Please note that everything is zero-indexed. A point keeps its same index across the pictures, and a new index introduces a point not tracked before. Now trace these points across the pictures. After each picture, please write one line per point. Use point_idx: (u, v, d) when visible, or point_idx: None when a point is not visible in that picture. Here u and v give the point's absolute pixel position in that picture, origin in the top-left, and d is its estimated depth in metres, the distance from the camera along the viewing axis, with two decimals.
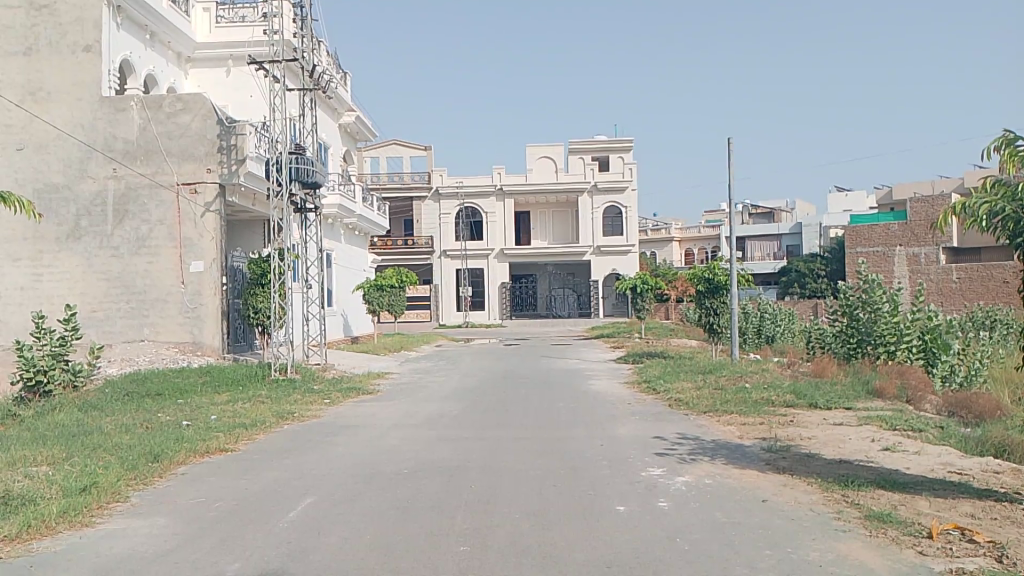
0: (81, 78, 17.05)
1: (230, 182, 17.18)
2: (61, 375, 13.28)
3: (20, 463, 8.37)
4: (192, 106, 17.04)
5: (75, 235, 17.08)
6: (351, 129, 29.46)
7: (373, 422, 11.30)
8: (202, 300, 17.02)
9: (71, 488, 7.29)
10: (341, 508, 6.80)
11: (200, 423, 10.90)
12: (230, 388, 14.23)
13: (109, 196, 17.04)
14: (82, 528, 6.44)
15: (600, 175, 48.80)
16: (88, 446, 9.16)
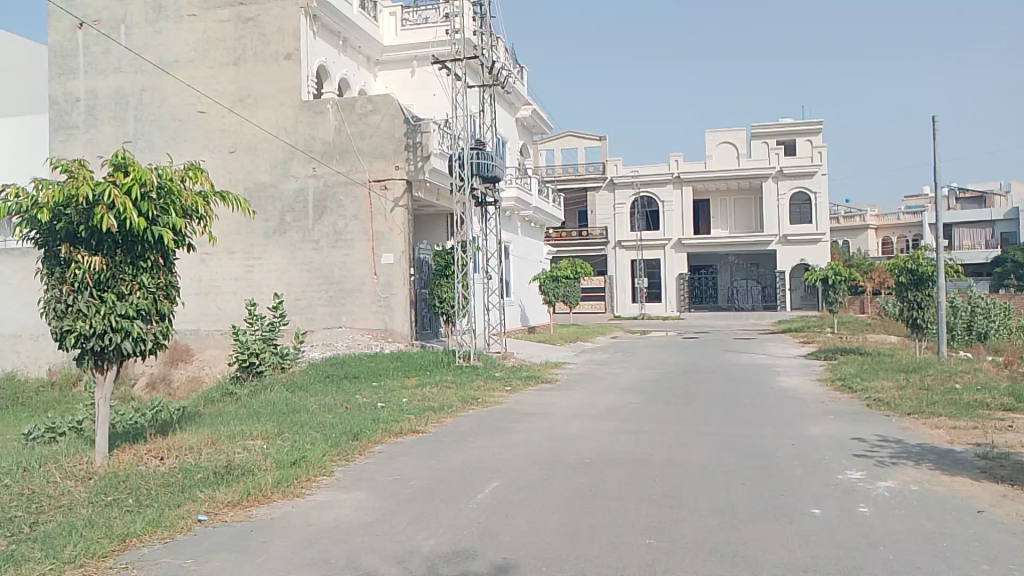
0: (284, 85, 18.49)
1: (416, 178, 18.02)
2: (270, 357, 14.52)
3: (240, 436, 9.27)
4: (380, 106, 18.03)
5: (281, 230, 18.60)
6: (528, 123, 29.94)
7: (553, 411, 11.47)
8: (393, 289, 17.93)
9: (284, 461, 7.98)
10: (526, 493, 6.97)
11: (392, 405, 11.57)
12: (419, 372, 15.01)
13: (309, 194, 18.41)
14: (294, 498, 7.02)
15: (785, 160, 46.43)
16: (297, 423, 9.99)
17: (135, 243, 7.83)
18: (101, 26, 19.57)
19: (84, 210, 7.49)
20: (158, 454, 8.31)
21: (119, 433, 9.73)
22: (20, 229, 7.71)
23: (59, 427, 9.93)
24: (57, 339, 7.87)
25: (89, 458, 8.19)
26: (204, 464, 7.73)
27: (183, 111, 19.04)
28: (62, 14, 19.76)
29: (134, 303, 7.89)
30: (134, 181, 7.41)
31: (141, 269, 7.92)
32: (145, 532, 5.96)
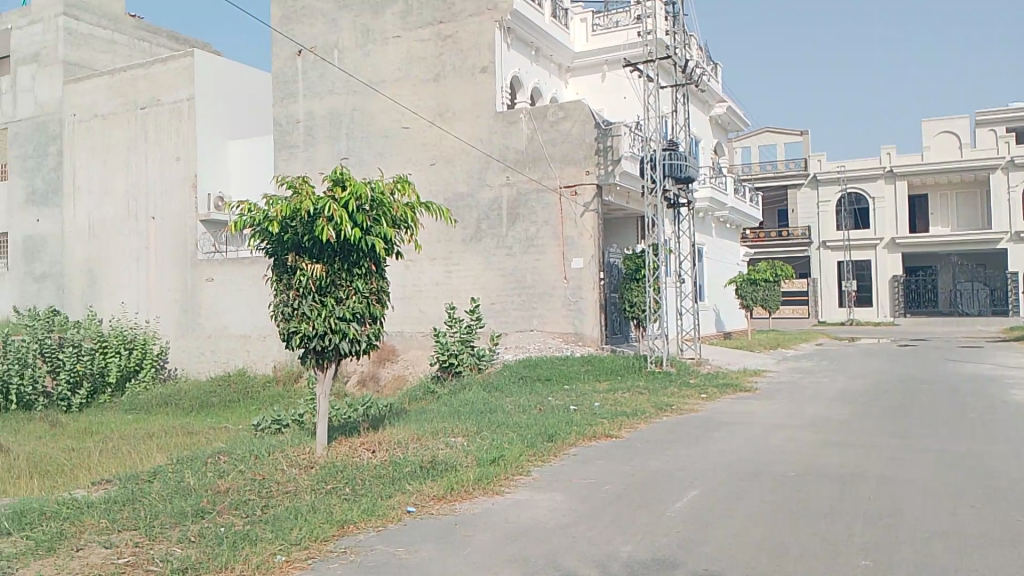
0: (480, 98, 19.21)
1: (607, 182, 18.03)
2: (468, 358, 15.16)
3: (442, 432, 9.75)
4: (572, 113, 18.22)
5: (477, 237, 19.31)
6: (722, 121, 29.00)
7: (751, 420, 11.02)
8: (584, 293, 18.02)
9: (483, 458, 8.29)
10: (725, 504, 6.75)
11: (585, 409, 11.66)
12: (611, 376, 15.02)
13: (504, 201, 18.96)
14: (493, 495, 7.27)
15: (1018, 149, 41.60)
16: (494, 422, 10.33)
17: (351, 252, 8.46)
18: (317, 52, 21.29)
19: (307, 222, 8.21)
20: (370, 447, 8.91)
21: (336, 426, 10.53)
22: (254, 241, 8.57)
23: (284, 419, 10.91)
24: (285, 339, 8.66)
25: (311, 448, 8.94)
26: (411, 458, 8.19)
27: (388, 126, 20.30)
28: (285, 43, 21.75)
29: (350, 307, 8.53)
30: (351, 195, 8.03)
31: (357, 276, 8.55)
32: (360, 520, 6.40)
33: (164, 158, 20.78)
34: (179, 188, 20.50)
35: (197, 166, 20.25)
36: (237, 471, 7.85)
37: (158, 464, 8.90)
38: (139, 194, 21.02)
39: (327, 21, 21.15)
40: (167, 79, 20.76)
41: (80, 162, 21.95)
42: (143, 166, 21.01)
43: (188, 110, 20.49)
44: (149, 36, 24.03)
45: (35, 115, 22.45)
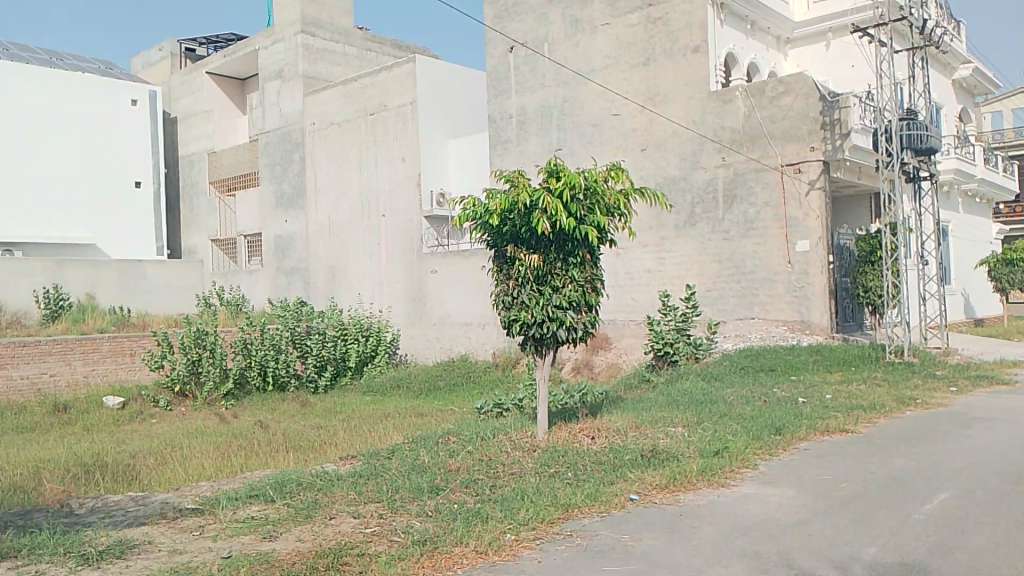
0: (692, 78, 18.60)
1: (835, 158, 16.67)
2: (684, 347, 14.89)
3: (662, 422, 9.57)
4: (793, 86, 17.06)
5: (691, 222, 18.67)
6: (969, 84, 25.95)
7: (1015, 418, 9.75)
8: (810, 279, 16.83)
9: (706, 450, 8.03)
10: (987, 508, 6.02)
11: (815, 401, 10.93)
12: (842, 367, 14.01)
13: (720, 183, 18.16)
14: (719, 487, 7.03)
15: None
16: (716, 414, 9.99)
17: (566, 241, 8.54)
18: (528, 46, 21.69)
19: (524, 214, 8.39)
20: (590, 434, 8.96)
21: (555, 412, 10.72)
22: (475, 234, 8.89)
23: (504, 403, 11.28)
24: (505, 327, 8.93)
25: (532, 432, 9.16)
26: (632, 446, 8.13)
27: (599, 114, 20.21)
28: (499, 41, 22.40)
29: (566, 295, 8.61)
30: (565, 185, 8.10)
31: (572, 264, 8.60)
32: (585, 504, 6.46)
33: (392, 158, 22.09)
34: (406, 186, 21.73)
35: (420, 165, 21.46)
36: (466, 452, 8.22)
37: (395, 443, 9.53)
38: (371, 194, 22.52)
39: (538, 15, 21.45)
40: (396, 83, 21.94)
41: (320, 165, 23.79)
42: (374, 167, 22.46)
43: (412, 114, 21.64)
44: (374, 46, 26.05)
45: (282, 126, 24.82)
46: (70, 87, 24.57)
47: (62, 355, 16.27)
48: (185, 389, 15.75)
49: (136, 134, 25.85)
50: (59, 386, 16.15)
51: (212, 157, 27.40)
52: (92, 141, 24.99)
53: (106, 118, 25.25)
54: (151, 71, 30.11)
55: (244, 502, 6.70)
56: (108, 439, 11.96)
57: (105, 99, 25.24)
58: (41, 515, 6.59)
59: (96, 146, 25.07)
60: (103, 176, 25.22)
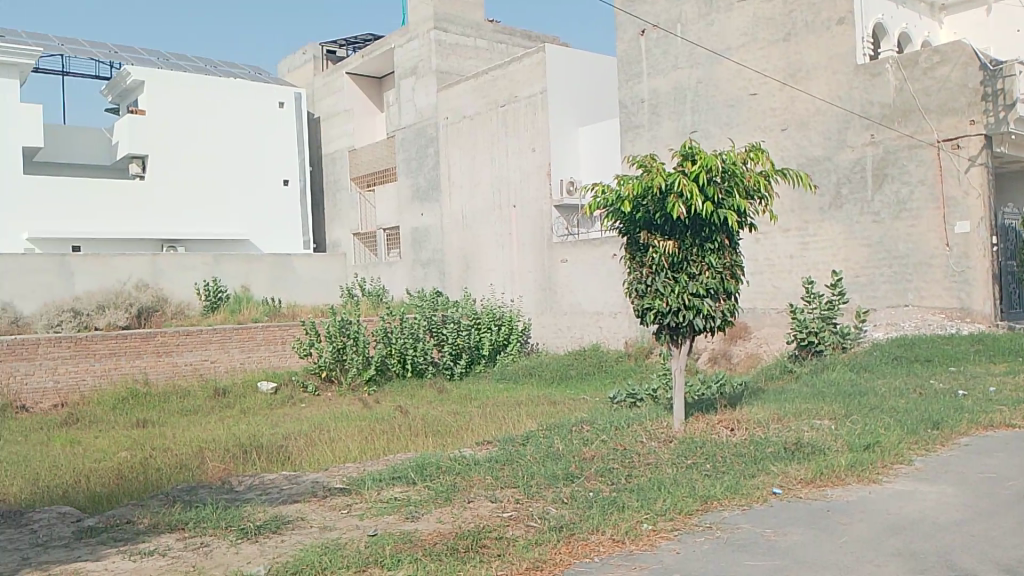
0: (837, 51, 17.56)
1: (998, 132, 15.22)
2: (830, 336, 14.20)
3: (807, 414, 9.16)
4: (950, 55, 15.71)
5: (837, 204, 17.52)
6: None
7: None
8: (970, 262, 15.51)
9: (855, 444, 7.61)
10: None
11: (978, 394, 10.08)
12: (1007, 357, 12.84)
13: (868, 161, 17.00)
14: (870, 483, 6.63)
15: None
16: (866, 406, 9.45)
17: (703, 226, 8.29)
18: (660, 28, 20.90)
19: (658, 200, 8.23)
20: (728, 425, 8.70)
21: (691, 403, 10.49)
22: (608, 221, 8.80)
23: (638, 394, 11.14)
24: (639, 315, 8.79)
25: (668, 422, 9.00)
26: (774, 438, 7.84)
27: (735, 94, 19.36)
28: (630, 24, 21.58)
29: (703, 283, 8.37)
30: (701, 169, 7.86)
31: (709, 250, 8.35)
32: (725, 497, 6.28)
33: (522, 149, 22.27)
34: (536, 176, 21.86)
35: (550, 155, 21.54)
36: (600, 440, 8.19)
37: (530, 430, 9.64)
38: (503, 184, 22.77)
39: None
40: (526, 74, 22.04)
41: (453, 159, 24.31)
42: (505, 159, 22.73)
43: (542, 104, 21.64)
44: (504, 38, 26.33)
45: (417, 121, 25.54)
46: (224, 93, 26.29)
47: (221, 343, 17.50)
48: (331, 375, 16.61)
49: (282, 135, 27.41)
50: (219, 371, 17.42)
51: (352, 155, 28.58)
52: (244, 143, 26.67)
53: (256, 121, 26.92)
54: (296, 74, 31.73)
55: (387, 484, 6.96)
56: (263, 421, 12.78)
57: (254, 103, 26.88)
58: (206, 490, 7.12)
59: (247, 147, 26.73)
60: (255, 175, 26.86)
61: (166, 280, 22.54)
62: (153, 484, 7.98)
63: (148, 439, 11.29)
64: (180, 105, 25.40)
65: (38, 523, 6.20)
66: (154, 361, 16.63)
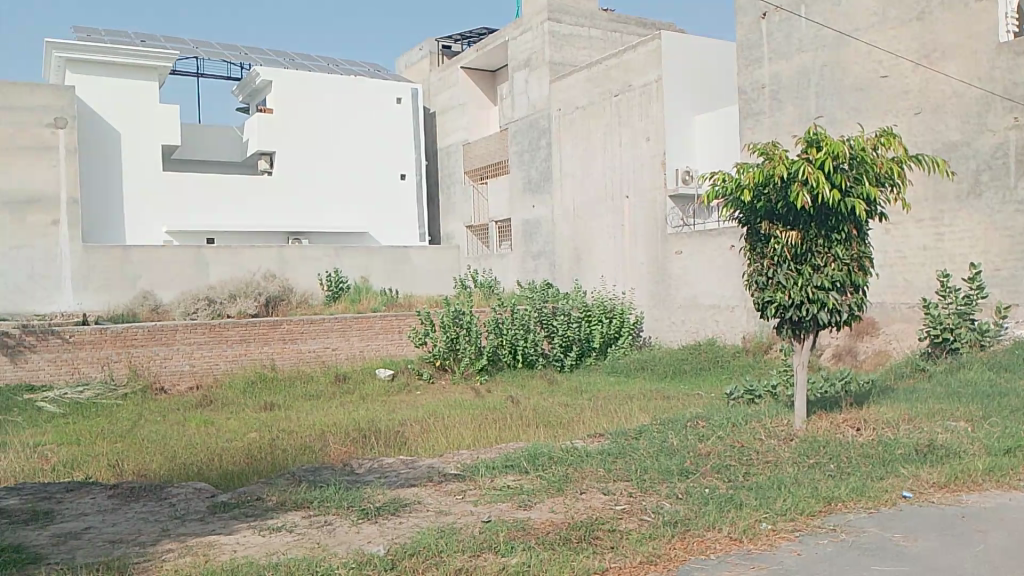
0: (977, 29, 15.14)
1: None
2: (967, 334, 13.30)
3: (940, 415, 8.64)
4: None
5: (976, 192, 15.17)
6: None
7: None
8: None
9: (994, 447, 7.12)
10: None
11: None
12: None
13: (1013, 147, 14.59)
14: (1011, 490, 6.20)
15: None
16: (1007, 407, 8.82)
17: (830, 216, 7.93)
18: (784, 9, 18.85)
19: (780, 189, 7.94)
20: (854, 424, 8.31)
21: (814, 401, 10.09)
22: (726, 211, 8.55)
23: (757, 390, 10.80)
24: (759, 309, 8.53)
25: (788, 420, 8.69)
26: (904, 439, 7.43)
27: (863, 78, 17.13)
28: (746, 6, 19.72)
29: (829, 276, 7.99)
30: (827, 155, 7.53)
31: (836, 241, 7.97)
32: (850, 499, 6.00)
33: (637, 139, 21.72)
34: (650, 167, 21.27)
35: (665, 143, 20.84)
36: (717, 437, 7.99)
37: (643, 423, 9.52)
38: (616, 175, 22.38)
39: None
40: (640, 63, 21.51)
41: (566, 150, 24.17)
42: (618, 149, 22.28)
43: (657, 92, 21.00)
44: (619, 27, 26.07)
45: (530, 113, 25.64)
46: (345, 90, 27.25)
47: (342, 332, 18.17)
48: (444, 364, 16.95)
49: (400, 130, 28.16)
50: (339, 358, 18.13)
51: (466, 148, 29.00)
52: (364, 138, 27.55)
53: (375, 116, 27.74)
54: (412, 70, 32.50)
55: (500, 472, 7.05)
56: (381, 407, 13.20)
57: (374, 99, 27.69)
58: (329, 471, 7.44)
59: (367, 142, 27.61)
60: (373, 169, 27.71)
61: (292, 271, 23.63)
62: (279, 464, 8.38)
63: (274, 421, 11.90)
64: (305, 102, 26.52)
65: (177, 497, 6.65)
66: (280, 348, 17.49)
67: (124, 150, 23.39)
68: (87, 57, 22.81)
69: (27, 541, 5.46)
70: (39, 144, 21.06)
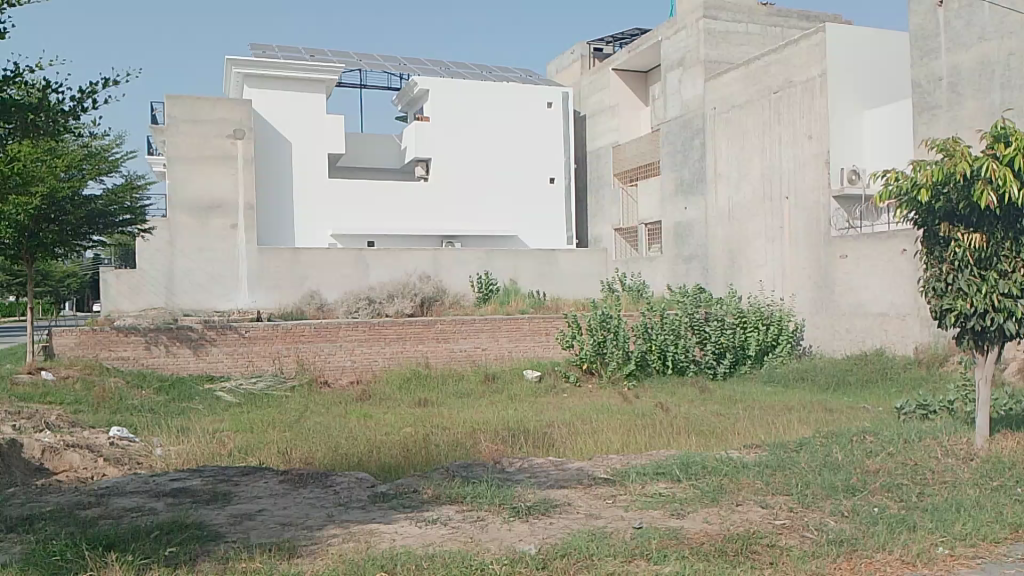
0: None
1: None
2: None
3: None
4: None
5: None
6: None
7: None
8: None
9: None
10: None
11: None
12: None
13: None
14: None
15: None
16: None
17: (1020, 217, 7.25)
18: None
19: (963, 188, 7.33)
20: None
21: (999, 419, 9.20)
22: (899, 212, 7.98)
23: (931, 404, 10.00)
24: (937, 317, 7.90)
25: (969, 438, 7.99)
26: None
27: None
28: None
29: (1018, 282, 7.28)
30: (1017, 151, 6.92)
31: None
32: None
33: (798, 138, 20.68)
34: (813, 166, 20.18)
35: (829, 141, 19.68)
36: (887, 453, 7.47)
37: (803, 436, 9.06)
38: (774, 176, 21.45)
39: None
40: (802, 58, 20.52)
41: (721, 150, 23.43)
42: (777, 149, 21.32)
43: (821, 88, 19.94)
44: (780, 21, 25.00)
45: (683, 114, 25.11)
46: (498, 95, 27.82)
47: (491, 332, 18.51)
48: (592, 367, 16.98)
49: (550, 134, 28.42)
50: (489, 358, 18.49)
51: (617, 150, 28.82)
52: (516, 143, 28.01)
53: (527, 121, 28.12)
54: (564, 74, 32.72)
55: (652, 478, 6.92)
56: (529, 408, 13.33)
57: (526, 104, 28.10)
58: (481, 468, 7.60)
59: (518, 147, 28.06)
60: (524, 173, 28.10)
61: (445, 273, 24.36)
62: (433, 459, 8.66)
63: (428, 418, 12.30)
64: (460, 109, 27.31)
65: (339, 485, 7.01)
66: (433, 346, 18.09)
67: (294, 158, 25.01)
68: (264, 73, 24.62)
69: (208, 518, 5.94)
70: (220, 154, 22.96)
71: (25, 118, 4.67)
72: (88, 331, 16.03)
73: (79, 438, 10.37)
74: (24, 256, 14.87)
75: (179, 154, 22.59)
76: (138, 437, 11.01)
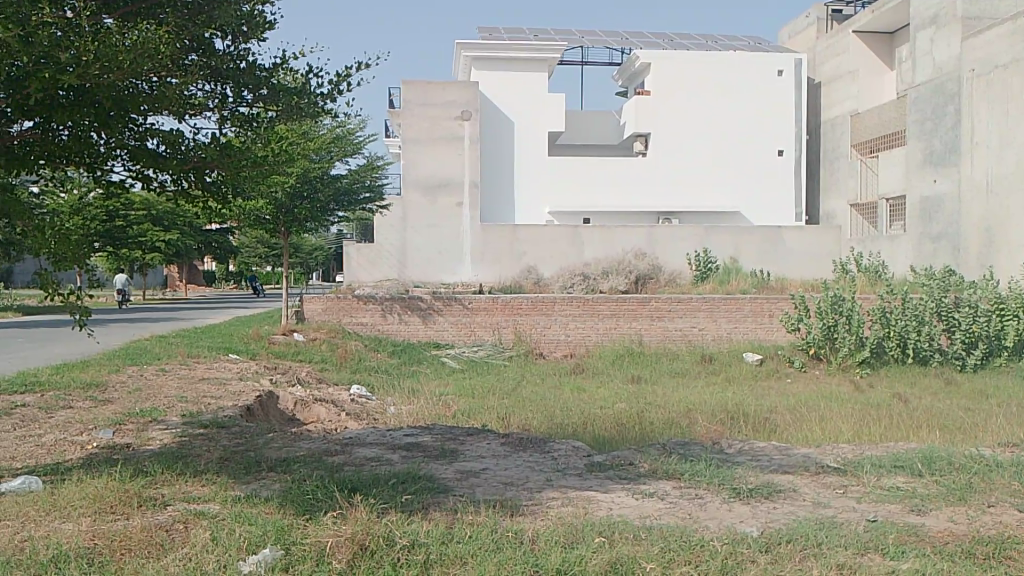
0: None
1: None
2: None
3: None
4: None
5: None
6: None
7: None
8: None
9: None
10: None
11: None
12: None
13: None
14: None
15: None
16: None
17: None
18: None
19: None
20: None
21: None
22: None
23: None
24: None
25: None
26: None
27: None
28: None
29: None
30: None
31: None
32: None
33: None
34: None
35: None
36: None
37: None
38: None
39: None
40: None
41: (979, 116, 20.97)
42: None
43: None
44: None
45: (933, 78, 22.75)
46: (722, 66, 26.78)
47: (709, 312, 17.99)
48: (820, 353, 16.05)
49: (778, 104, 26.94)
50: (706, 339, 17.99)
51: (856, 119, 26.64)
52: (740, 115, 26.84)
53: (753, 91, 26.83)
54: (799, 40, 30.78)
55: (889, 471, 6.40)
56: (750, 391, 12.86)
57: (750, 73, 26.85)
58: (699, 447, 7.47)
59: (743, 119, 26.86)
60: (749, 147, 26.90)
61: (661, 250, 24.00)
62: (648, 435, 8.64)
63: (641, 395, 12.27)
64: (681, 81, 26.66)
65: (557, 452, 7.20)
66: (648, 324, 17.95)
67: (516, 136, 25.76)
68: (490, 54, 25.62)
69: (437, 472, 6.36)
70: (449, 135, 24.24)
71: (291, 101, 5.24)
72: (334, 297, 17.69)
73: (324, 393, 11.52)
74: (281, 229, 16.63)
75: (413, 136, 24.12)
76: (374, 395, 12.01)
